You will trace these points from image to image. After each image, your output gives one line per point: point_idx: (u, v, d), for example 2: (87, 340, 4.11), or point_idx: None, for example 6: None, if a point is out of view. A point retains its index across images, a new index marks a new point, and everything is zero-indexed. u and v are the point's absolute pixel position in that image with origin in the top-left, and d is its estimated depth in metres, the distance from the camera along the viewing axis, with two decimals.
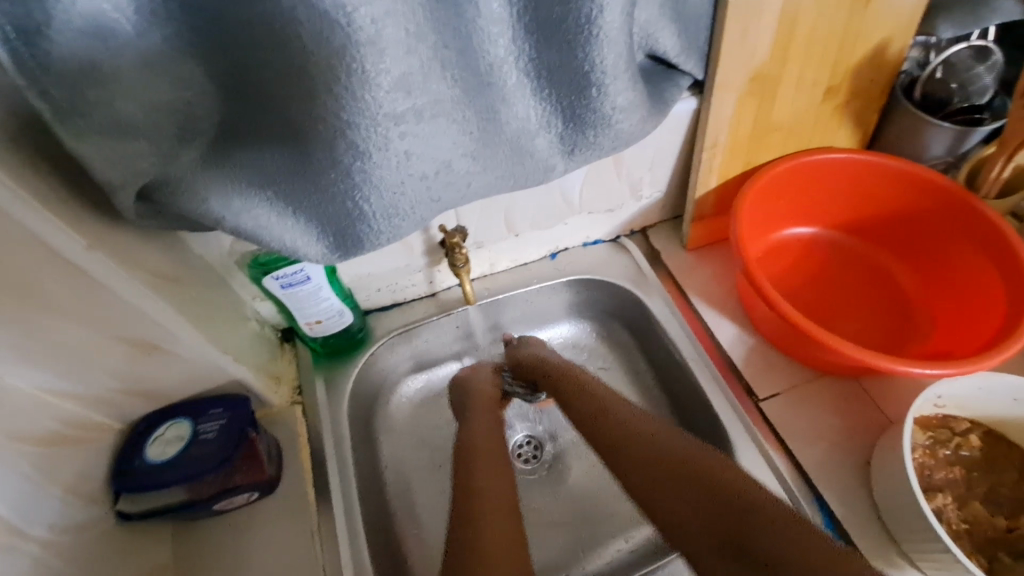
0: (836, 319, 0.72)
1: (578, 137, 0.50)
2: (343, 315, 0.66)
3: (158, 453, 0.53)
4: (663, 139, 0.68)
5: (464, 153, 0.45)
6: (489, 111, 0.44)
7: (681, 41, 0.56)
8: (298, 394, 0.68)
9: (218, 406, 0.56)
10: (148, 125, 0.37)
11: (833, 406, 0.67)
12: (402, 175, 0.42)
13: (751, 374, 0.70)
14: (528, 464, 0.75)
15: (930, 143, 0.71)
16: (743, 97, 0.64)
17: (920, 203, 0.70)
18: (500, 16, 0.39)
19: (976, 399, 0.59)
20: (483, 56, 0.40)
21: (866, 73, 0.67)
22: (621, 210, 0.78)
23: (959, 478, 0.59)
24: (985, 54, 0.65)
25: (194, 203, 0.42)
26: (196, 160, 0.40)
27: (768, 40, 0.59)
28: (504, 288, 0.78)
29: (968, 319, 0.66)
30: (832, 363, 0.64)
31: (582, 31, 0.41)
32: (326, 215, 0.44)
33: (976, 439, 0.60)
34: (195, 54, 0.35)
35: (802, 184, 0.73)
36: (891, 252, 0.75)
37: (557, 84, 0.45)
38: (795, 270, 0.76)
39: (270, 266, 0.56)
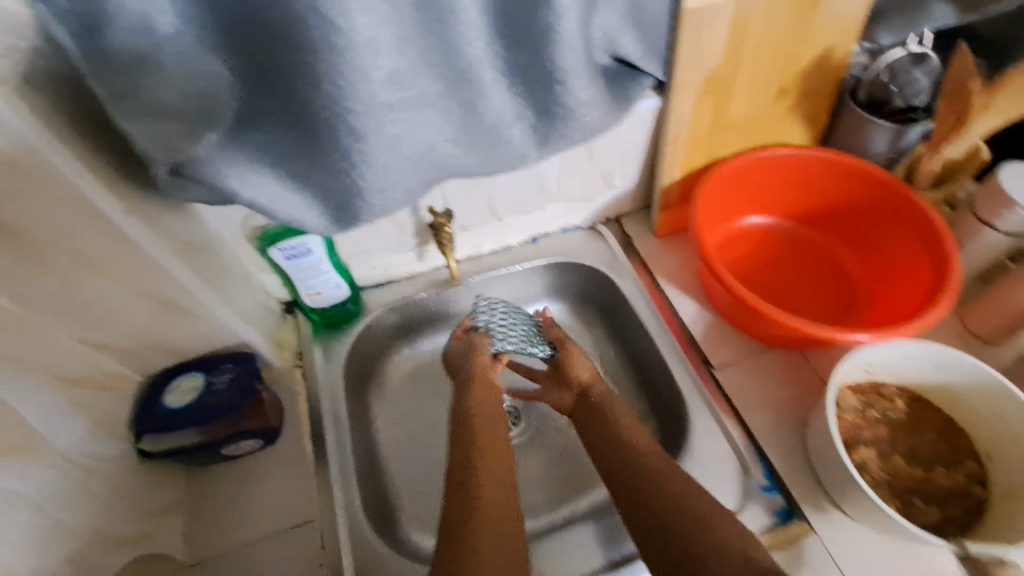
0: (787, 299, 0.79)
1: (549, 128, 0.58)
2: (341, 288, 0.73)
3: (174, 401, 0.60)
4: (631, 133, 0.76)
5: (447, 139, 0.53)
6: (469, 103, 0.52)
7: (642, 46, 0.63)
8: (298, 358, 0.76)
9: (227, 362, 0.64)
10: (182, 111, 0.44)
11: (779, 375, 0.74)
12: (393, 155, 0.50)
13: (708, 346, 0.78)
14: (508, 431, 0.81)
15: (873, 141, 0.79)
16: (700, 96, 0.71)
17: (862, 195, 0.77)
18: (477, 23, 0.47)
19: (902, 368, 0.66)
20: (463, 56, 0.48)
21: (814, 76, 0.75)
22: (596, 198, 0.85)
23: (885, 437, 0.66)
24: (923, 60, 0.72)
25: (216, 178, 0.49)
26: (218, 141, 0.48)
27: (721, 46, 0.66)
28: (489, 269, 0.86)
29: (900, 298, 0.74)
30: (779, 335, 0.72)
31: (547, 37, 0.48)
32: (327, 190, 0.51)
33: (902, 403, 0.67)
34: (219, 49, 0.42)
35: (758, 177, 0.81)
36: (839, 239, 0.83)
37: (527, 82, 0.53)
38: (752, 255, 0.83)
39: (276, 239, 0.64)
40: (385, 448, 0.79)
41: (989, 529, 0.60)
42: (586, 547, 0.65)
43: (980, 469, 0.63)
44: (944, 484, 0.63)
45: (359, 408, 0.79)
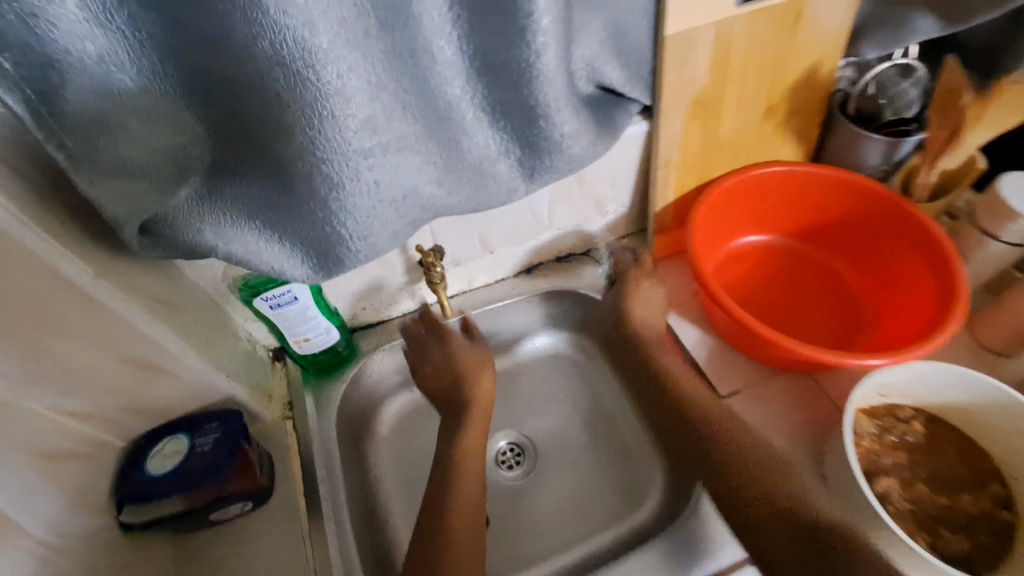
0: (791, 319, 0.77)
1: (535, 161, 0.56)
2: (329, 332, 0.71)
3: (156, 467, 0.58)
4: (621, 159, 0.74)
5: (430, 180, 0.51)
6: (450, 141, 0.50)
7: (626, 73, 0.62)
8: (288, 409, 0.73)
9: (212, 420, 0.61)
10: (150, 167, 0.42)
11: (789, 400, 0.72)
12: (374, 201, 0.47)
13: (715, 373, 0.75)
14: (513, 469, 0.82)
15: (866, 155, 0.77)
16: (688, 119, 0.70)
17: (859, 209, 0.76)
18: (453, 62, 0.46)
19: (915, 388, 0.64)
20: (441, 96, 0.47)
21: (801, 92, 0.74)
22: (589, 225, 0.84)
23: (904, 462, 0.64)
24: (910, 71, 0.72)
25: (188, 234, 0.47)
26: (192, 195, 0.46)
27: (705, 68, 0.66)
28: (483, 302, 0.84)
29: (905, 313, 0.72)
30: (786, 360, 0.69)
31: (526, 71, 0.47)
32: (307, 238, 0.49)
33: (919, 425, 0.65)
34: (189, 105, 0.41)
35: (751, 196, 0.79)
36: (839, 254, 0.81)
37: (509, 116, 0.52)
38: (751, 275, 0.82)
39: (259, 288, 0.61)
40: (385, 497, 0.76)
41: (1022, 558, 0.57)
42: None
43: (1006, 492, 0.61)
44: (971, 511, 0.60)
45: (358, 457, 0.76)
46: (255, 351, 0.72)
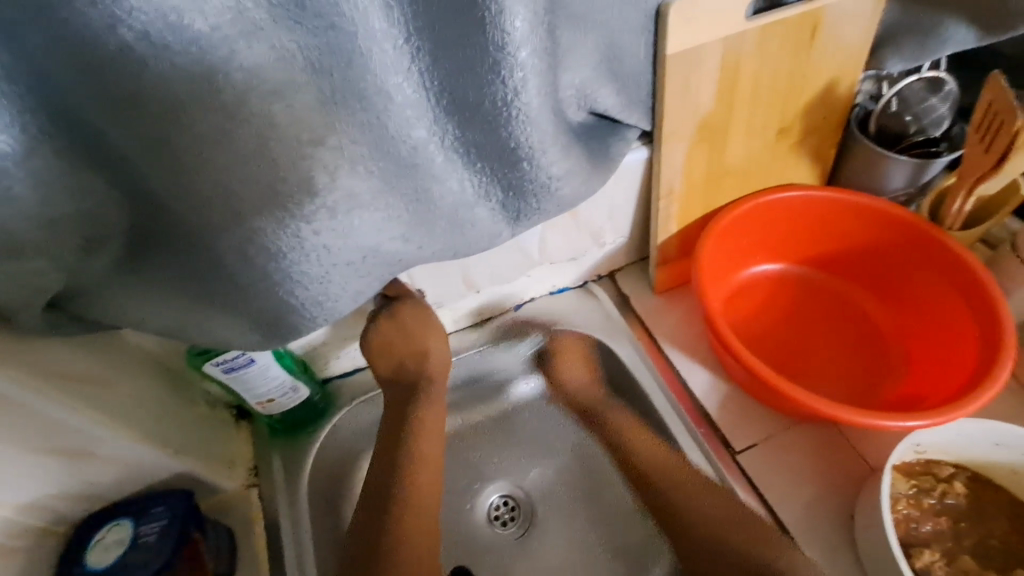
0: (810, 361, 0.69)
1: (520, 204, 0.49)
2: (297, 390, 0.63)
3: (96, 561, 0.50)
4: (618, 188, 0.67)
5: (395, 235, 0.43)
6: (417, 190, 0.43)
7: (622, 98, 0.55)
8: (254, 475, 0.65)
9: (160, 504, 0.53)
10: (49, 243, 0.35)
11: (812, 454, 0.64)
12: (327, 266, 0.40)
13: (728, 424, 0.68)
14: (506, 527, 0.74)
15: (890, 177, 0.70)
16: (693, 145, 0.63)
17: (884, 237, 0.69)
18: (416, 102, 0.38)
19: (957, 446, 0.57)
20: (403, 141, 0.39)
21: (817, 110, 0.66)
22: (585, 257, 0.76)
23: (947, 530, 0.56)
24: (938, 85, 0.65)
25: (113, 310, 0.41)
26: (109, 267, 0.39)
27: (712, 89, 0.58)
28: (471, 344, 0.77)
29: (939, 356, 0.65)
30: (808, 413, 0.62)
31: (503, 110, 0.39)
32: (251, 307, 0.41)
33: (961, 486, 0.58)
34: (93, 166, 0.34)
35: (764, 223, 0.72)
36: (861, 284, 0.74)
37: (487, 158, 0.44)
38: (765, 309, 0.74)
39: (210, 353, 0.54)
40: None
41: None
42: None
43: None
44: None
45: None
46: (214, 412, 0.65)
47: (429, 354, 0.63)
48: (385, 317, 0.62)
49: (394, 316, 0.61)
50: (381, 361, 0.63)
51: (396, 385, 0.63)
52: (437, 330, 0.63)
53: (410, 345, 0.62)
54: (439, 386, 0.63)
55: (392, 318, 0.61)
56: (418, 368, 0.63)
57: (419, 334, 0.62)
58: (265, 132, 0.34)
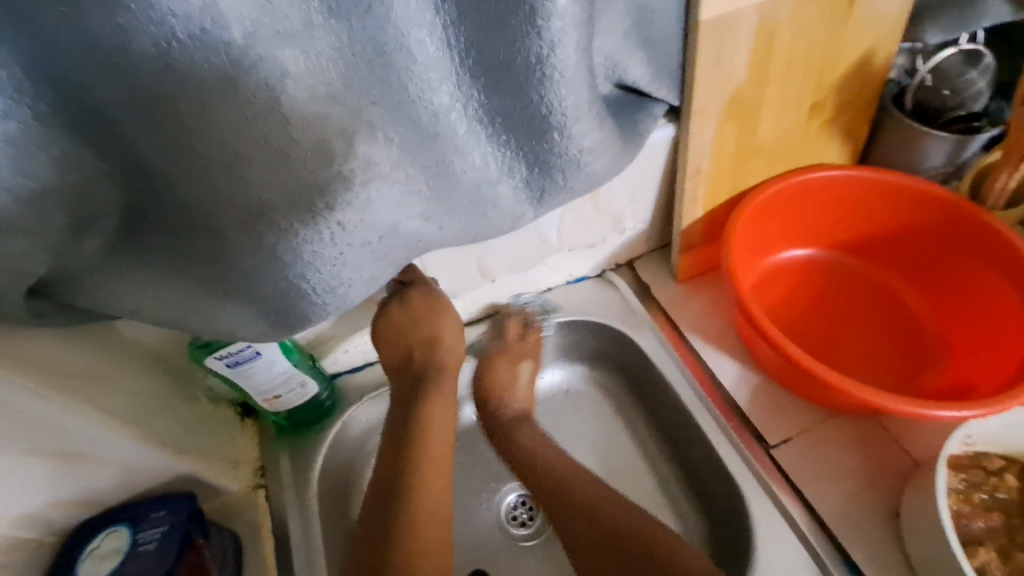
0: (845, 350, 0.66)
1: (546, 181, 0.45)
2: (305, 386, 0.59)
3: (91, 571, 0.46)
4: (641, 169, 0.63)
5: (414, 214, 0.40)
6: (439, 164, 0.39)
7: (651, 68, 0.51)
8: (260, 475, 0.62)
9: (160, 508, 0.50)
10: (32, 220, 0.31)
11: (850, 448, 0.61)
12: (341, 247, 0.36)
13: (760, 417, 0.64)
14: (525, 528, 0.70)
15: (927, 155, 0.66)
16: (723, 121, 0.59)
17: (923, 218, 0.65)
18: (439, 62, 0.35)
19: (1009, 436, 0.54)
20: (425, 106, 0.35)
21: (852, 84, 0.63)
22: (604, 244, 0.72)
23: (1000, 526, 0.53)
24: (977, 58, 0.61)
25: (102, 296, 0.37)
26: (99, 248, 0.35)
27: (745, 60, 0.55)
28: (486, 337, 0.73)
29: (985, 342, 0.61)
30: (848, 404, 0.58)
31: (534, 70, 0.36)
32: (258, 294, 0.38)
33: (1013, 479, 0.54)
34: (80, 132, 0.30)
35: (794, 206, 0.68)
36: (896, 269, 0.70)
37: (513, 129, 0.41)
38: (796, 296, 0.70)
39: (213, 345, 0.50)
40: None
41: None
42: None
43: None
44: None
45: None
46: (217, 411, 0.61)
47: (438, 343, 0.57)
48: (395, 303, 0.57)
49: (405, 301, 0.57)
50: (388, 350, 0.58)
51: (401, 377, 0.57)
52: (449, 319, 0.58)
53: (419, 333, 0.57)
54: (449, 378, 0.57)
55: (402, 304, 0.56)
56: (422, 356, 0.57)
57: (428, 322, 0.56)
58: (274, 91, 0.30)
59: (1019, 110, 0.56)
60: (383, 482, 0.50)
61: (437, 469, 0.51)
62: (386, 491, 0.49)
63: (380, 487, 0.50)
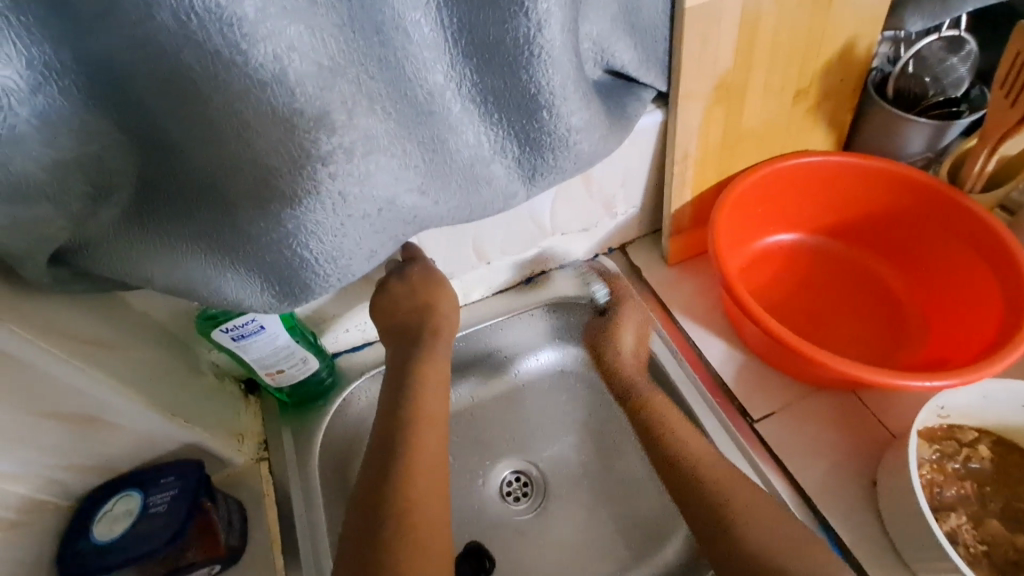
0: (828, 329, 0.68)
1: (537, 160, 0.47)
2: (307, 362, 0.62)
3: (104, 533, 0.49)
4: (632, 154, 0.65)
5: (410, 188, 0.42)
6: (434, 140, 0.41)
7: (639, 54, 0.53)
8: (263, 449, 0.64)
9: (170, 474, 0.52)
10: (56, 188, 0.33)
11: (831, 421, 0.63)
12: (341, 217, 0.39)
13: (746, 392, 0.66)
14: (519, 503, 0.73)
15: (908, 140, 0.68)
16: (709, 106, 0.61)
17: (903, 201, 0.67)
18: (433, 42, 0.37)
19: (981, 408, 0.56)
20: (420, 85, 0.38)
21: (835, 72, 0.65)
22: (597, 228, 0.75)
23: (972, 494, 0.55)
24: (959, 44, 0.64)
25: (118, 264, 0.39)
26: (116, 218, 0.37)
27: (730, 47, 0.57)
28: (482, 318, 0.76)
29: (960, 321, 0.64)
30: (827, 379, 0.61)
31: (521, 51, 0.38)
32: (264, 262, 0.40)
33: (985, 450, 0.57)
34: (101, 106, 0.32)
35: (779, 190, 0.71)
36: (878, 252, 0.72)
37: (504, 108, 0.43)
38: (781, 278, 0.73)
39: (219, 318, 0.53)
40: None
41: None
42: None
43: None
44: None
45: None
46: (222, 386, 0.63)
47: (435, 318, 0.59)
48: (394, 279, 0.60)
49: (405, 275, 0.59)
50: (387, 325, 0.60)
51: (399, 345, 0.60)
52: (445, 295, 0.60)
53: (417, 304, 0.59)
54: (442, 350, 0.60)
55: (402, 278, 0.59)
56: (420, 331, 0.59)
57: (425, 296, 0.59)
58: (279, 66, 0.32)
59: (996, 94, 0.57)
60: (381, 448, 0.53)
61: (433, 437, 0.54)
62: (383, 457, 0.51)
63: (378, 453, 0.52)
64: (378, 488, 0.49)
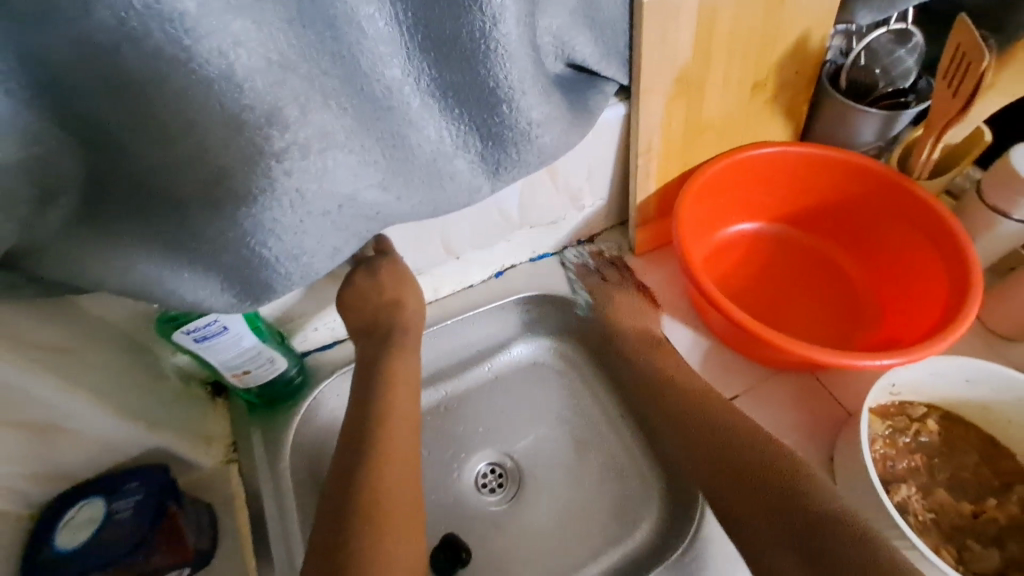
0: (788, 314, 0.71)
1: (500, 154, 0.48)
2: (274, 362, 0.61)
3: (67, 541, 0.48)
4: (597, 146, 0.66)
5: (370, 184, 0.42)
6: (393, 135, 0.41)
7: (600, 48, 0.54)
8: (233, 451, 0.63)
9: (134, 480, 0.52)
10: None
11: (792, 403, 0.66)
12: (299, 214, 0.38)
13: (711, 377, 0.68)
14: (494, 493, 0.74)
15: (861, 130, 0.71)
16: (670, 99, 0.62)
17: (856, 189, 0.70)
18: (389, 36, 0.37)
19: (929, 384, 0.58)
20: (376, 79, 0.38)
21: (791, 65, 0.67)
22: (565, 221, 0.75)
23: (921, 466, 0.58)
24: (905, 37, 0.66)
25: (71, 267, 0.38)
26: (67, 220, 0.37)
27: (688, 40, 0.58)
28: (453, 313, 0.76)
29: (909, 302, 0.67)
30: (786, 361, 0.63)
31: (478, 45, 0.38)
32: (222, 263, 0.40)
33: (933, 424, 0.59)
34: (45, 105, 0.31)
35: (739, 181, 0.72)
36: (834, 239, 0.75)
37: (465, 103, 0.43)
38: (744, 266, 0.75)
39: (180, 319, 0.51)
40: None
41: None
42: None
43: None
44: (1001, 518, 0.54)
45: None
46: (187, 389, 0.62)
47: (404, 311, 0.59)
48: (361, 272, 0.59)
49: (371, 271, 0.59)
50: (355, 321, 0.60)
51: (367, 341, 0.60)
52: (414, 289, 0.60)
53: (383, 300, 0.59)
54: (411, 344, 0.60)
55: (368, 272, 0.59)
56: (389, 326, 0.59)
57: (393, 290, 0.59)
58: (227, 60, 0.31)
59: (937, 91, 0.60)
60: (351, 444, 0.53)
61: (405, 431, 0.54)
62: (354, 453, 0.52)
63: (348, 448, 0.52)
64: (349, 484, 0.50)
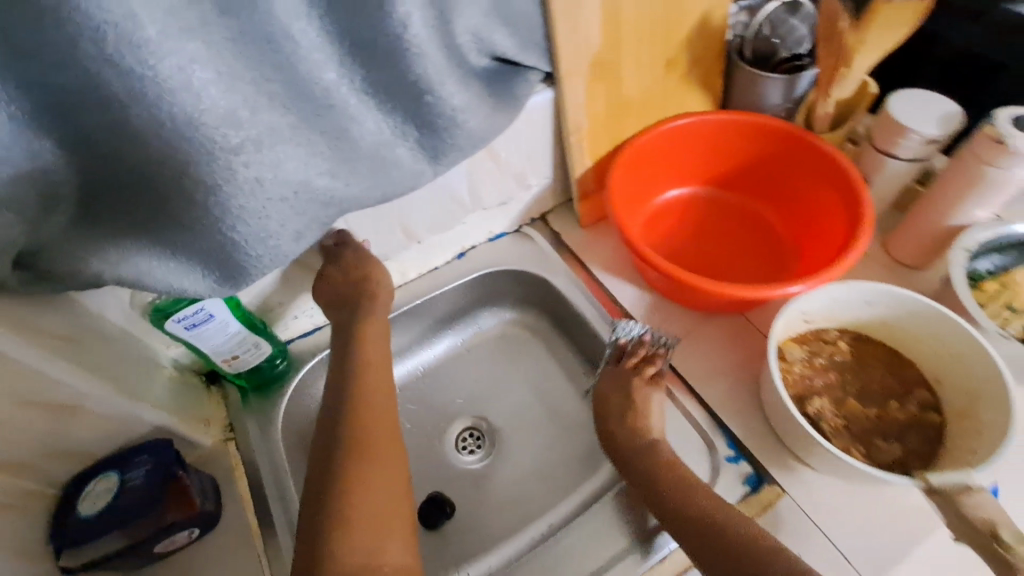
0: (719, 265, 0.79)
1: (434, 139, 0.55)
2: (259, 346, 0.68)
3: (89, 508, 0.55)
4: (531, 129, 0.74)
5: (320, 171, 0.49)
6: (336, 129, 0.49)
7: (518, 41, 0.60)
8: (229, 430, 0.71)
9: (142, 453, 0.59)
10: (9, 199, 0.39)
11: (725, 342, 0.74)
12: (261, 200, 0.46)
13: (653, 327, 0.76)
14: (474, 453, 0.81)
15: (768, 95, 0.79)
16: (590, 81, 0.70)
17: (768, 148, 0.78)
18: (320, 46, 0.44)
19: (836, 310, 0.66)
20: (314, 83, 0.45)
21: (698, 41, 0.75)
22: (514, 201, 0.83)
23: (835, 381, 0.66)
24: (796, 7, 0.74)
25: (73, 263, 0.46)
26: (66, 222, 0.44)
27: (597, 28, 0.65)
28: (420, 293, 0.83)
29: (821, 243, 0.76)
30: (715, 303, 0.71)
31: (398, 47, 0.46)
32: (201, 249, 0.47)
33: (845, 345, 0.68)
34: (39, 128, 0.38)
35: (666, 150, 0.81)
36: (758, 195, 0.84)
37: (395, 97, 0.51)
38: (679, 227, 0.83)
39: (169, 310, 0.58)
40: None
41: (949, 453, 0.59)
42: (558, 561, 0.64)
43: (931, 395, 0.64)
44: (900, 417, 0.63)
45: None
46: (184, 379, 0.69)
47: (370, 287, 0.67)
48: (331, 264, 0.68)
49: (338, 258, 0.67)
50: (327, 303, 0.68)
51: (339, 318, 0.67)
52: (380, 267, 0.68)
53: (351, 280, 0.67)
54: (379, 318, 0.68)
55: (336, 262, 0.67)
56: (358, 303, 0.67)
57: (358, 271, 0.67)
58: (187, 74, 0.37)
59: (819, 56, 0.69)
60: (331, 407, 0.60)
61: (378, 392, 0.61)
62: (334, 414, 0.59)
63: (329, 411, 0.60)
64: (330, 439, 0.57)
